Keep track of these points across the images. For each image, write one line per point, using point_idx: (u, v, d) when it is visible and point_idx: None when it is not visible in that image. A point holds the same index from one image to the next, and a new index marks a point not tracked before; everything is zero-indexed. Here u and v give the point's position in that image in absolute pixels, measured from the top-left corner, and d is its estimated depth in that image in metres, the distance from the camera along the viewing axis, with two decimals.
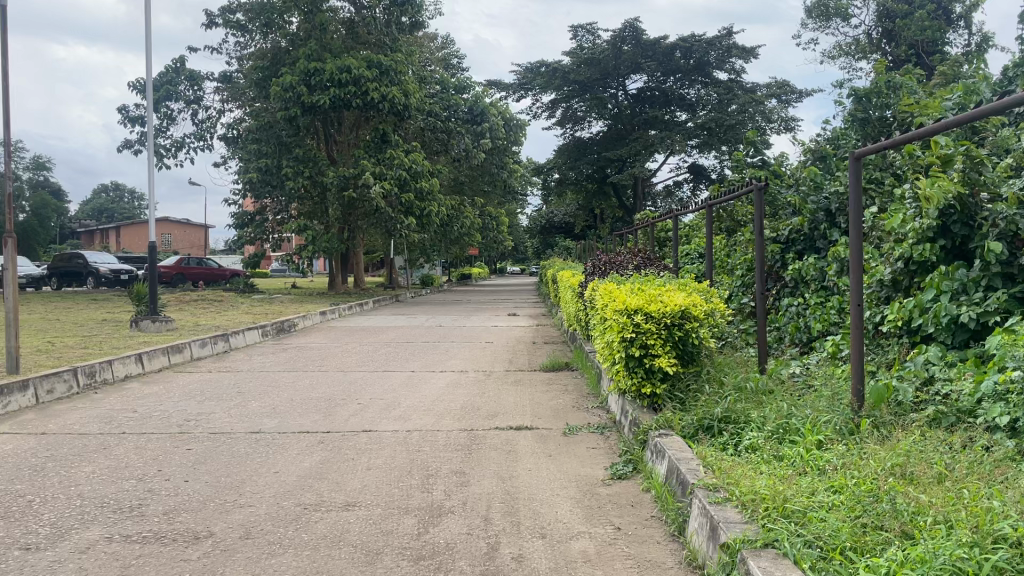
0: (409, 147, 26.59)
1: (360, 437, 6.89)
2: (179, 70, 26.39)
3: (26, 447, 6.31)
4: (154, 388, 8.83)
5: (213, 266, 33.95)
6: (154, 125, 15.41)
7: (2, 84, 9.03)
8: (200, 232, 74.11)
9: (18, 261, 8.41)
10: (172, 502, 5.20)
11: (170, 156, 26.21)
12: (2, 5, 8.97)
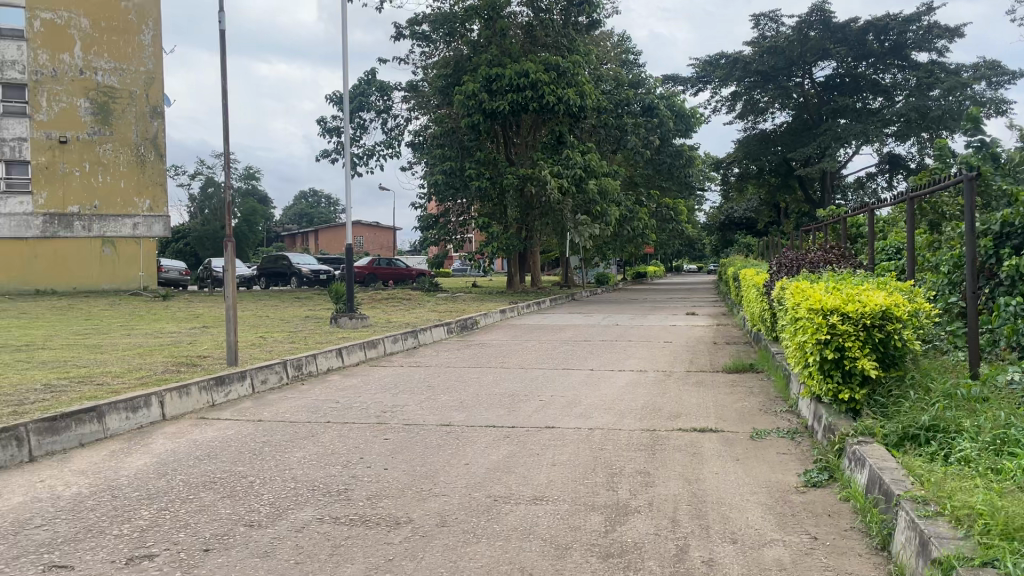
0: (586, 146, 26.68)
1: (545, 433, 7.03)
2: (370, 82, 28.00)
3: (247, 432, 6.97)
4: (353, 380, 9.45)
5: (402, 266, 35.57)
6: (349, 135, 16.42)
7: (222, 104, 9.99)
8: (388, 234, 78.35)
9: (237, 264, 9.26)
10: (375, 488, 5.56)
11: (362, 163, 27.87)
12: (223, 33, 9.89)
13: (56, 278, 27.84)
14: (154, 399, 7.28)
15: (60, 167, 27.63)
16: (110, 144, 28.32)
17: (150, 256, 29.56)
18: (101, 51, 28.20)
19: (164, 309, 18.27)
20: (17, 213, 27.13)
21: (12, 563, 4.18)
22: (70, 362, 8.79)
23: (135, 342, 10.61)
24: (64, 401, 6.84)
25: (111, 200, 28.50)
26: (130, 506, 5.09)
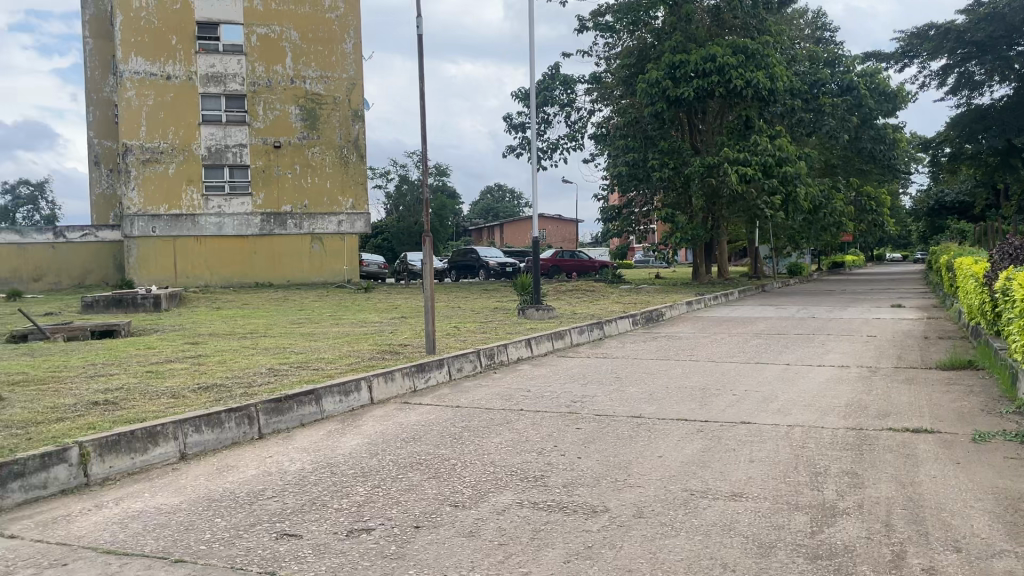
0: (774, 131, 25.57)
1: (740, 428, 6.85)
2: (555, 77, 28.33)
3: (446, 417, 7.32)
4: (543, 370, 9.64)
5: (585, 258, 35.87)
6: (535, 130, 16.71)
7: (421, 106, 10.48)
8: (571, 226, 78.96)
9: (434, 258, 9.69)
10: (570, 476, 5.65)
11: (547, 156, 28.31)
12: (422, 37, 10.37)
13: (272, 272, 30.31)
14: (363, 384, 7.81)
15: (275, 169, 30.21)
16: (318, 147, 30.65)
17: (353, 252, 31.40)
18: (310, 61, 30.53)
19: (365, 300, 19.51)
20: (240, 212, 29.89)
21: (249, 530, 4.63)
22: (288, 349, 9.60)
23: (343, 331, 11.39)
24: (287, 384, 7.50)
25: (318, 199, 30.73)
26: (348, 482, 5.49)
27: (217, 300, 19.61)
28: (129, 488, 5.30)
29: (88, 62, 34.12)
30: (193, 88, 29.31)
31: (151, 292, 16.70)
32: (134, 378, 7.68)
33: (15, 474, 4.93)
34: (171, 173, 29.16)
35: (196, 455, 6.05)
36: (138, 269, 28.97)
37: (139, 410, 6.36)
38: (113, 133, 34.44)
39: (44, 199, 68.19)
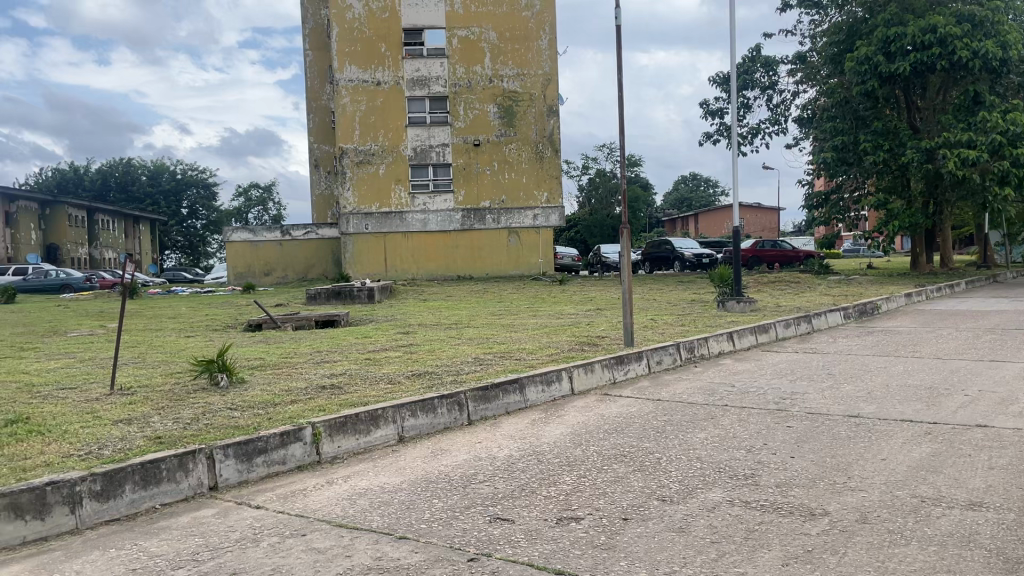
0: (1009, 105, 23.05)
1: (976, 432, 6.24)
2: (755, 59, 27.27)
3: (649, 410, 7.24)
4: (747, 365, 9.31)
5: (787, 248, 34.20)
6: (735, 116, 16.12)
7: (619, 96, 10.42)
8: (771, 215, 75.62)
9: (632, 250, 9.62)
10: (784, 476, 5.41)
11: (747, 142, 27.33)
12: (619, 28, 10.32)
13: (473, 266, 31.41)
14: (565, 374, 7.91)
15: (475, 167, 31.41)
16: (515, 144, 31.45)
17: (548, 244, 31.64)
18: (507, 60, 31.34)
19: (563, 292, 19.81)
20: (443, 209, 31.31)
21: (464, 512, 4.82)
22: (490, 339, 9.91)
23: (542, 322, 11.61)
24: (492, 373, 7.76)
25: (515, 194, 31.51)
26: (555, 470, 5.58)
27: (424, 292, 20.67)
28: (354, 467, 5.70)
29: (308, 73, 37.04)
30: (400, 92, 31.01)
31: (365, 285, 17.88)
32: (354, 364, 8.26)
33: (260, 450, 5.45)
34: (382, 174, 31.06)
35: (413, 438, 6.40)
36: (352, 264, 31.15)
37: (359, 395, 6.81)
38: (330, 137, 37.23)
39: (272, 200, 75.03)
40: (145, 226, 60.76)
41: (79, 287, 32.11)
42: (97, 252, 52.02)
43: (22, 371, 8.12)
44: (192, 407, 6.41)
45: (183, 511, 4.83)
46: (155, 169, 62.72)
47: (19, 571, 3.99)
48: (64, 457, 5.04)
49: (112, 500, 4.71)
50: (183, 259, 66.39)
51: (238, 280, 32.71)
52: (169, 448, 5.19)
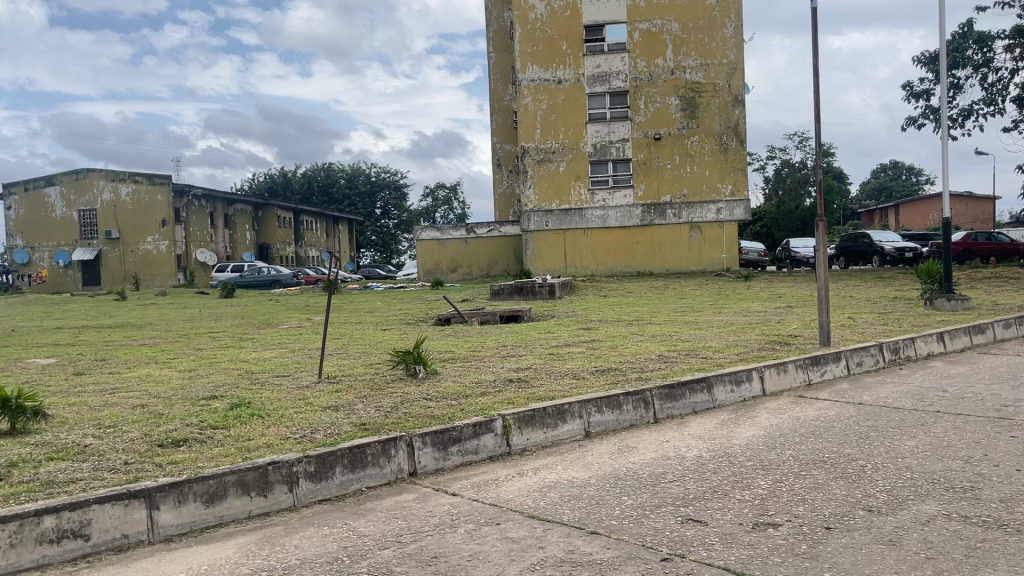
0: None
1: None
2: (967, 35, 25.02)
3: (849, 414, 6.83)
4: (961, 368, 8.56)
5: (1004, 240, 31.11)
6: (946, 98, 14.84)
7: (816, 82, 9.89)
8: (985, 205, 68.95)
9: (829, 243, 9.12)
10: (1010, 490, 4.91)
11: (957, 126, 25.14)
12: (815, 10, 9.80)
13: (653, 262, 31.00)
14: (755, 374, 7.63)
15: (655, 161, 31.01)
16: (697, 136, 30.72)
17: (732, 239, 30.54)
18: (689, 50, 30.67)
19: (748, 288, 19.13)
20: (622, 205, 31.18)
21: (655, 511, 4.76)
22: (674, 336, 9.74)
23: (729, 319, 11.27)
24: (679, 371, 7.62)
25: (697, 187, 30.75)
26: (748, 474, 5.39)
27: (604, 288, 20.66)
28: (543, 459, 5.79)
29: (492, 75, 38.08)
30: (581, 89, 31.21)
31: (546, 281, 18.12)
32: (539, 359, 8.40)
33: (454, 439, 5.67)
34: (562, 171, 31.42)
35: (599, 434, 6.41)
36: (533, 260, 31.66)
37: (546, 389, 6.91)
38: (512, 137, 38.08)
39: (457, 199, 77.78)
40: (343, 226, 65.03)
41: (287, 282, 34.91)
42: (303, 250, 56.09)
43: (241, 359, 8.92)
44: (391, 396, 6.78)
45: (387, 494, 5.11)
46: (352, 172, 66.74)
47: (247, 542, 4.38)
48: (281, 439, 5.47)
49: (324, 481, 5.06)
50: (376, 256, 70.28)
51: (426, 276, 34.18)
52: (373, 435, 5.51)
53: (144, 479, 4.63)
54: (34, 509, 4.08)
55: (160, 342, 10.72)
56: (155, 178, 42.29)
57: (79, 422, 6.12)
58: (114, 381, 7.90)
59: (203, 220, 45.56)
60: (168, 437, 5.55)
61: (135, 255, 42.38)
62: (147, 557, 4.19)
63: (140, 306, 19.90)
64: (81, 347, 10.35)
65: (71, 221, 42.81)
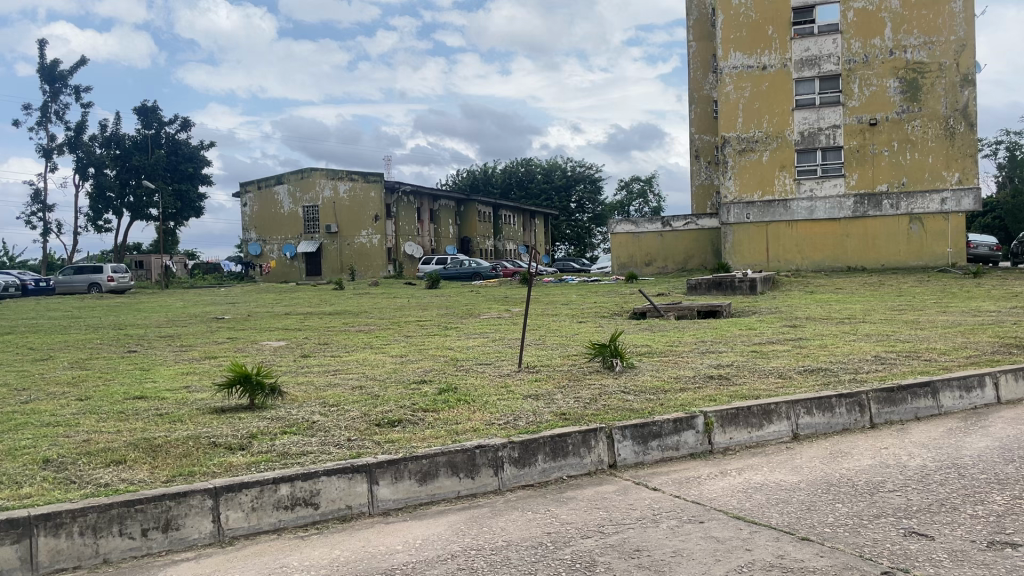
0: None
1: None
2: None
3: None
4: None
5: None
6: None
7: None
8: None
9: None
10: None
11: None
12: None
13: (865, 257, 29.05)
14: (988, 380, 6.95)
15: (870, 148, 28.97)
16: (919, 121, 28.38)
17: (959, 232, 27.90)
18: (912, 28, 28.36)
19: (978, 286, 17.43)
20: (831, 195, 29.42)
21: (873, 521, 4.46)
22: (893, 336, 9.06)
23: (957, 319, 10.33)
24: (898, 373, 7.08)
25: (919, 176, 28.40)
26: (982, 488, 4.91)
27: (810, 284, 19.61)
28: (748, 460, 5.60)
29: (692, 64, 37.29)
30: (787, 75, 29.82)
31: (747, 276, 17.46)
32: (741, 356, 8.13)
33: (655, 434, 5.62)
34: (765, 161, 30.23)
35: (808, 436, 6.11)
36: (732, 254, 30.73)
37: (750, 388, 6.66)
38: (712, 127, 37.06)
39: (653, 192, 76.89)
40: (539, 220, 66.35)
41: (487, 275, 36.15)
42: (501, 244, 57.78)
43: (447, 347, 9.34)
44: (590, 388, 6.83)
45: (588, 484, 5.15)
46: (549, 166, 67.85)
47: (457, 520, 4.59)
48: (487, 424, 5.67)
49: (527, 466, 5.20)
50: (571, 250, 71.12)
51: (621, 269, 34.09)
52: (573, 425, 5.57)
53: (366, 455, 4.97)
54: (273, 477, 4.50)
55: (373, 328, 11.47)
56: (369, 175, 45.17)
57: (307, 400, 6.69)
58: (336, 363, 8.55)
59: (411, 215, 48.18)
60: (385, 418, 5.93)
61: (350, 248, 45.73)
62: (367, 528, 4.50)
63: (356, 295, 21.41)
64: (306, 332, 11.29)
65: (297, 216, 46.88)
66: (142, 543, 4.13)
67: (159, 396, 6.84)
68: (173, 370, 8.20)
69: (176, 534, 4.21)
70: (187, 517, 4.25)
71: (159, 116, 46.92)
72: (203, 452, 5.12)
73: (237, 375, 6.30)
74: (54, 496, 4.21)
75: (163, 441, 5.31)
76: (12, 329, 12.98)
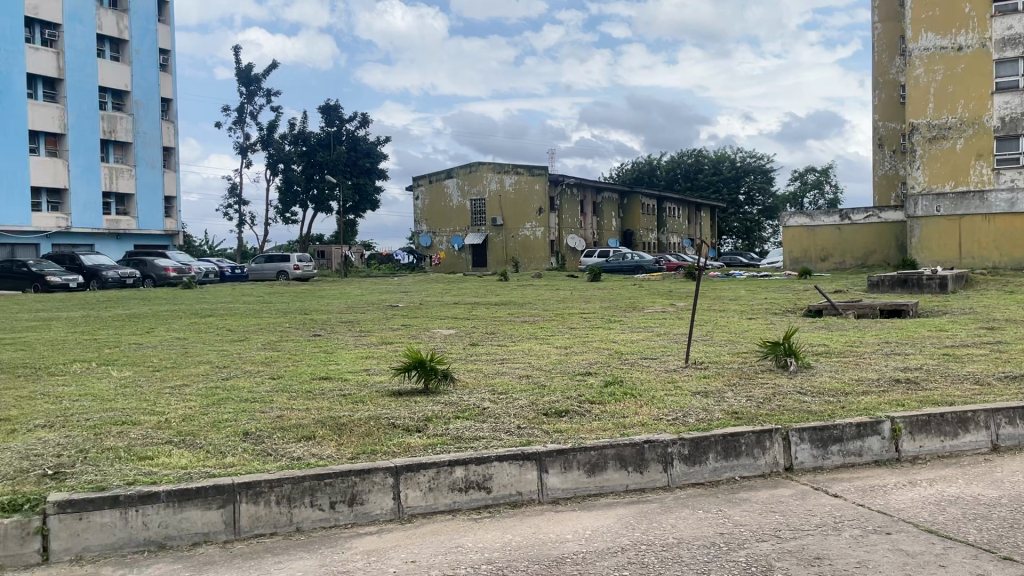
0: None
1: None
2: None
3: None
4: None
5: None
6: None
7: None
8: None
9: None
10: None
11: None
12: None
13: None
14: None
15: None
16: None
17: None
18: None
19: None
20: None
21: None
22: None
23: None
24: None
25: None
26: None
27: (1010, 283, 17.98)
28: (940, 470, 5.20)
29: (877, 47, 35.04)
30: (987, 55, 27.32)
31: (936, 273, 16.28)
32: (931, 359, 7.56)
33: (835, 438, 5.34)
34: (959, 149, 28.02)
35: (1010, 449, 5.60)
36: (920, 250, 28.59)
37: (941, 393, 6.18)
38: (898, 114, 34.71)
39: (829, 183, 72.99)
40: (705, 212, 64.74)
41: (650, 268, 35.69)
42: (665, 237, 56.95)
43: (611, 340, 9.31)
44: (762, 387, 6.59)
45: (762, 487, 4.98)
46: (718, 157, 65.87)
47: (626, 514, 4.56)
48: (655, 419, 5.59)
49: (698, 464, 5.09)
50: (738, 243, 68.96)
51: (794, 264, 32.87)
52: (746, 425, 5.40)
53: (536, 443, 5.05)
54: (448, 459, 4.66)
55: (539, 319, 11.64)
56: (534, 169, 45.74)
57: (477, 386, 6.87)
58: (503, 352, 8.73)
59: (574, 208, 48.43)
60: (553, 408, 5.99)
61: (515, 241, 46.53)
62: (537, 515, 4.56)
63: (520, 286, 21.81)
64: (474, 321, 11.62)
65: (465, 209, 48.26)
66: (330, 515, 4.40)
67: (342, 377, 7.28)
68: (353, 354, 8.66)
69: (360, 508, 4.46)
70: (370, 493, 4.48)
71: (340, 114, 49.68)
72: (384, 431, 5.38)
73: (413, 360, 6.58)
74: (253, 466, 4.56)
75: (347, 419, 5.64)
76: (212, 311, 14.18)
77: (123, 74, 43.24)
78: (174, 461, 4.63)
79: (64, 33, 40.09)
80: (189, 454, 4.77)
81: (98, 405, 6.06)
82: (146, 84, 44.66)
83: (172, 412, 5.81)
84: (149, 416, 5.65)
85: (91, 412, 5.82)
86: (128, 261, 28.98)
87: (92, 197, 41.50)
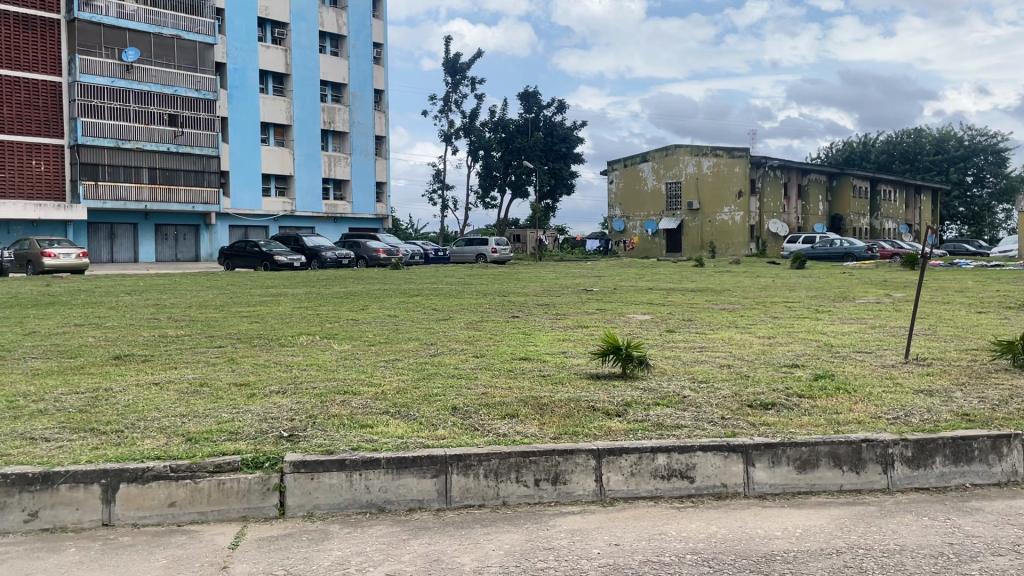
0: None
1: None
2: None
3: None
4: None
5: None
6: None
7: None
8: None
9: None
10: None
11: None
12: None
13: None
14: None
15: None
16: None
17: None
18: None
19: None
20: None
21: None
22: None
23: None
24: None
25: None
26: None
27: None
28: None
29: None
30: None
31: None
32: None
33: None
34: None
35: None
36: None
37: None
38: None
39: None
40: (926, 196, 59.72)
41: (860, 255, 33.56)
42: (878, 222, 53.27)
43: (819, 331, 8.82)
44: (996, 388, 5.99)
45: (997, 496, 4.54)
46: (942, 136, 60.55)
47: (841, 515, 4.31)
48: (872, 417, 5.25)
49: (922, 468, 4.73)
50: (964, 230, 63.15)
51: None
52: (979, 428, 4.94)
53: (741, 435, 4.88)
54: (651, 446, 4.61)
55: (739, 307, 11.28)
56: (734, 151, 44.20)
57: (674, 373, 6.79)
58: (702, 340, 8.53)
59: (778, 191, 46.52)
60: (758, 400, 5.77)
61: (712, 225, 45.22)
62: (743, 509, 4.43)
63: (718, 273, 21.21)
64: (671, 307, 11.45)
65: (661, 193, 47.52)
66: (535, 492, 4.51)
67: (541, 358, 7.43)
68: (550, 336, 8.81)
69: (563, 488, 4.53)
70: (573, 473, 4.54)
71: (538, 100, 50.49)
72: (584, 414, 5.43)
73: (609, 345, 6.57)
74: (462, 439, 4.76)
75: (548, 400, 5.75)
76: (419, 291, 14.97)
77: (340, 68, 46.35)
78: (391, 430, 4.94)
79: (290, 31, 43.63)
80: (404, 425, 5.06)
81: (322, 374, 6.59)
82: (361, 76, 47.50)
83: (387, 384, 6.21)
84: (367, 387, 6.06)
85: (318, 380, 6.36)
86: (344, 242, 31.20)
87: (313, 183, 45.04)
